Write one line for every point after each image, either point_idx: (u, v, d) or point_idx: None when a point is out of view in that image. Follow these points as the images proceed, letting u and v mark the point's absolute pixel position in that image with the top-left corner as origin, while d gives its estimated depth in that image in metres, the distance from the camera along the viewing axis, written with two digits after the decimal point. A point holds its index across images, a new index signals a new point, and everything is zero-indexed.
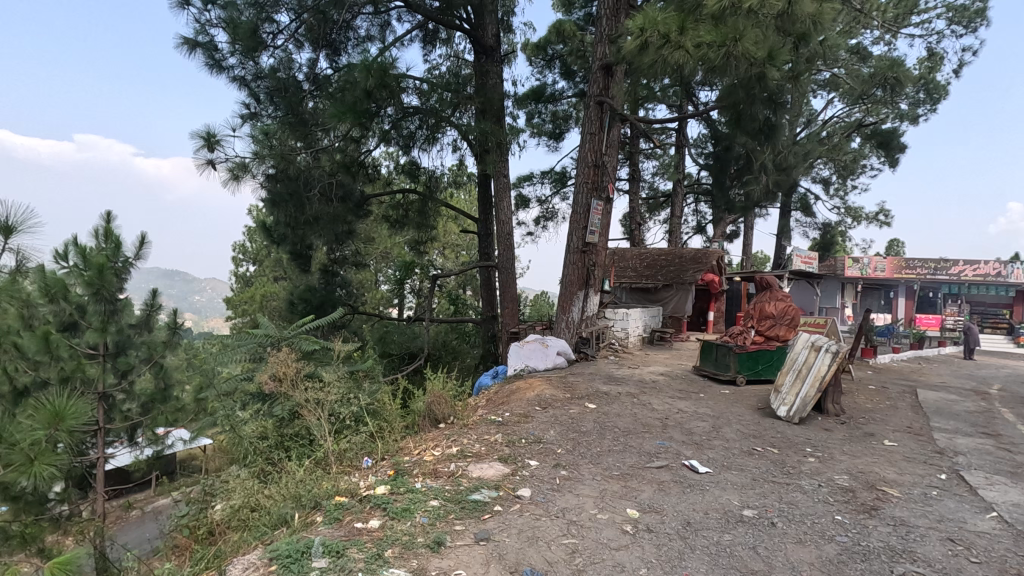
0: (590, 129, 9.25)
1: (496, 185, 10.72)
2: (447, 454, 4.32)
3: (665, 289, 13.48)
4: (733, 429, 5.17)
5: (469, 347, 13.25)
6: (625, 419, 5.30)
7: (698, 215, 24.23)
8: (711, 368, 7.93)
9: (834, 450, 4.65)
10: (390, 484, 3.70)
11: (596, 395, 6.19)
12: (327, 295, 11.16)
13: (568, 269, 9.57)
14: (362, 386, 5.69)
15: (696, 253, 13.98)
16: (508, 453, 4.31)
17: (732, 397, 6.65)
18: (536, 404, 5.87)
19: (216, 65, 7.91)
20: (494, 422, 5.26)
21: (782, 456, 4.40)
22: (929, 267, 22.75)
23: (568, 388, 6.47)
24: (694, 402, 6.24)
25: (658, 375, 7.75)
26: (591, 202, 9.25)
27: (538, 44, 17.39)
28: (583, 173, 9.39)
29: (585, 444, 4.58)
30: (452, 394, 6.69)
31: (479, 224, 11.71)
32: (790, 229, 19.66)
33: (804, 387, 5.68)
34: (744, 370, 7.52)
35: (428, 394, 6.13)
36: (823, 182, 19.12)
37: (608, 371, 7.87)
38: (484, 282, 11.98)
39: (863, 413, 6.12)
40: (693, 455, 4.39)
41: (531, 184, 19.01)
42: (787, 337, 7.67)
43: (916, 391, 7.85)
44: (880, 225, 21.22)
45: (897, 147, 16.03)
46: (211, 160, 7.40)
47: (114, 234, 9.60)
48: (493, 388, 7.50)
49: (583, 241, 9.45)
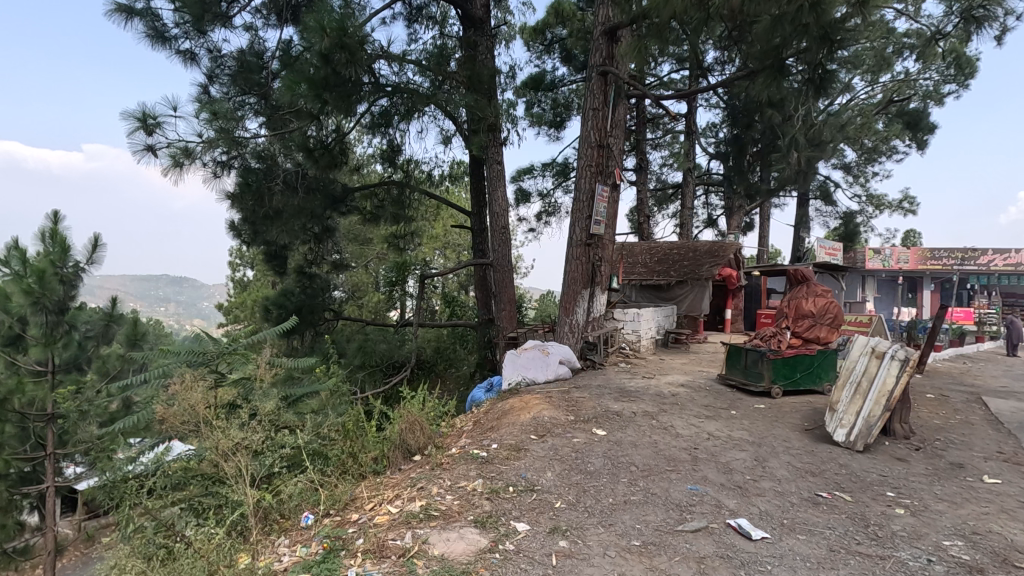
0: (593, 104, 8.12)
1: (489, 172, 9.62)
2: (406, 513, 3.22)
3: (679, 286, 12.31)
4: (783, 463, 4.04)
5: (465, 353, 12.15)
6: (642, 451, 4.17)
7: (708, 207, 23.09)
8: (739, 377, 6.74)
9: (925, 495, 3.49)
10: (312, 569, 2.61)
11: (605, 416, 5.06)
12: (303, 299, 10.12)
13: (570, 265, 8.45)
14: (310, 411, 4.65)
15: (711, 246, 12.81)
16: (489, 511, 3.20)
17: (770, 415, 5.50)
18: (532, 430, 4.74)
19: (159, 37, 6.81)
20: (476, 458, 4.15)
21: (860, 508, 3.27)
22: (956, 257, 21.39)
23: (572, 408, 5.35)
24: (726, 423, 5.09)
25: (678, 387, 6.61)
26: (595, 188, 8.12)
27: (536, 27, 16.31)
28: (586, 155, 8.23)
29: (593, 493, 3.46)
30: (430, 413, 5.60)
31: (472, 219, 10.59)
32: (809, 220, 18.42)
33: (866, 405, 4.52)
34: (779, 380, 6.36)
35: (402, 419, 5.04)
36: (844, 167, 17.83)
37: (619, 383, 6.73)
38: (479, 282, 10.87)
39: (936, 434, 4.96)
40: (739, 507, 3.27)
41: (532, 177, 17.94)
42: (828, 338, 6.54)
43: (984, 399, 6.65)
44: (904, 214, 19.95)
45: (926, 128, 14.59)
46: (149, 145, 6.38)
47: (61, 235, 8.56)
48: (484, 405, 6.38)
49: (587, 233, 8.33)
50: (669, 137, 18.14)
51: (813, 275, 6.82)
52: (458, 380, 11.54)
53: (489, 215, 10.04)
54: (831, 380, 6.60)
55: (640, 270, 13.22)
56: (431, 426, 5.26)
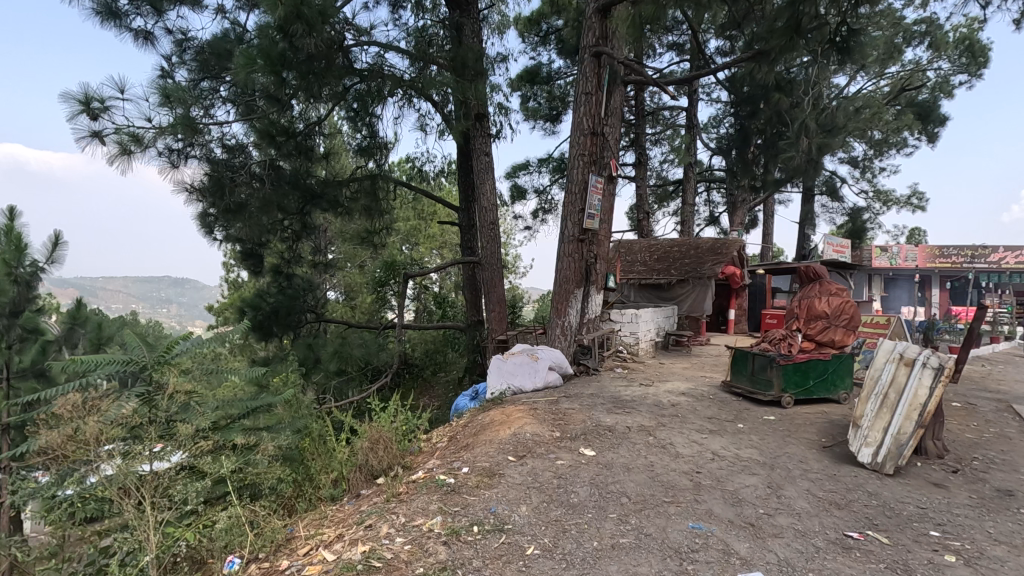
0: (586, 88, 7.50)
1: (477, 164, 9.04)
2: (343, 563, 2.61)
3: (680, 285, 11.69)
4: (803, 492, 3.42)
5: (455, 356, 11.56)
6: (637, 478, 3.57)
7: (710, 204, 22.52)
8: (745, 385, 6.12)
9: (978, 536, 2.88)
10: None
11: (595, 433, 4.46)
12: (282, 300, 9.58)
13: (563, 262, 7.82)
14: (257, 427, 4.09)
15: (713, 243, 12.20)
16: (443, 560, 2.59)
17: (782, 429, 4.89)
18: (510, 450, 4.13)
19: (111, 13, 6.23)
20: (440, 485, 3.56)
21: (902, 555, 2.66)
22: (966, 255, 20.78)
23: (558, 422, 4.73)
24: (733, 440, 4.48)
25: (679, 397, 5.99)
26: (588, 178, 7.53)
27: (531, 18, 15.74)
28: (579, 143, 7.62)
29: (575, 534, 2.86)
30: (398, 429, 4.97)
31: (460, 214, 9.91)
32: (815, 216, 17.79)
33: (894, 421, 3.93)
34: (790, 388, 5.75)
35: (366, 436, 4.55)
36: (851, 161, 17.21)
37: (614, 392, 6.12)
38: (468, 281, 10.26)
39: (974, 452, 4.34)
40: (751, 554, 2.66)
41: (528, 173, 17.36)
42: (844, 342, 5.94)
43: (1017, 409, 6.01)
44: (913, 210, 19.34)
45: (936, 120, 13.95)
46: (95, 131, 5.78)
47: (16, 232, 7.96)
48: (465, 417, 5.79)
49: (581, 227, 7.71)
50: (670, 131, 17.50)
51: (827, 273, 6.28)
52: (447, 385, 10.93)
53: (477, 210, 9.44)
54: (847, 387, 5.99)
55: (639, 269, 12.61)
56: (399, 443, 4.74)
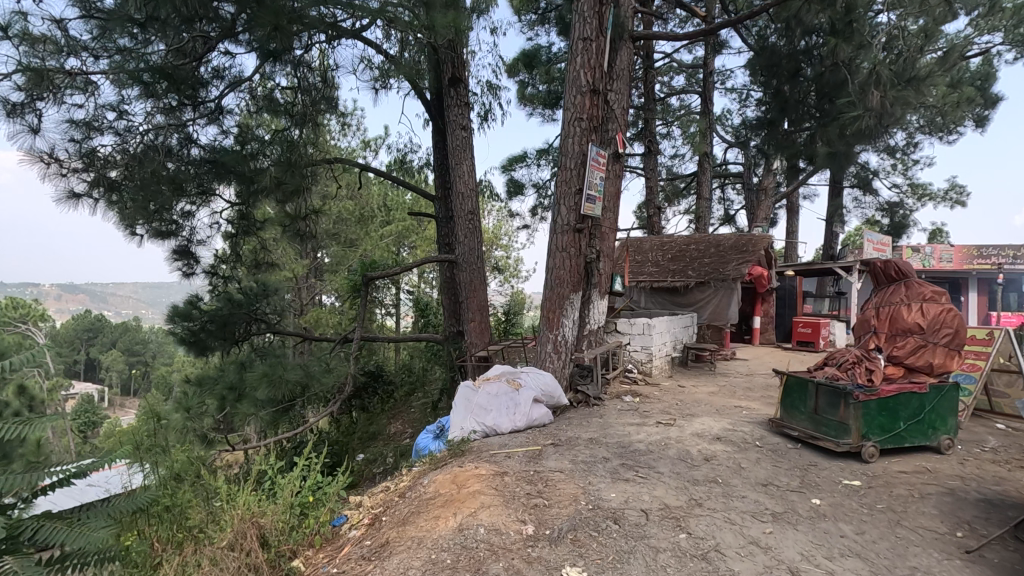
0: (585, 32, 5.78)
1: (453, 141, 7.39)
2: None
3: (699, 289, 9.96)
4: None
5: (436, 374, 9.93)
6: None
7: (726, 202, 20.81)
8: (806, 427, 4.38)
9: None
10: None
11: (593, 527, 2.75)
12: (229, 312, 8.05)
13: (555, 260, 6.05)
14: (44, 517, 2.69)
15: (736, 240, 10.50)
16: None
17: (885, 510, 3.16)
18: (444, 570, 2.42)
19: None
20: None
21: None
22: (1008, 255, 18.91)
23: (535, 503, 3.02)
24: (820, 539, 2.75)
25: (714, 445, 4.26)
26: (588, 149, 5.81)
27: None
28: (573, 104, 5.88)
29: None
30: (286, 498, 3.26)
31: (435, 203, 8.15)
32: (845, 212, 15.99)
33: None
34: (873, 434, 4.04)
35: (229, 530, 2.90)
36: (887, 150, 15.43)
37: (625, 438, 4.39)
38: (447, 284, 8.50)
39: None
40: None
41: (525, 166, 15.74)
42: (945, 368, 4.22)
43: None
44: (952, 205, 17.48)
45: (991, 98, 12.07)
46: None
47: None
48: (413, 475, 4.07)
49: (578, 214, 5.98)
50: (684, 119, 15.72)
51: (913, 271, 4.59)
52: (423, 406, 9.29)
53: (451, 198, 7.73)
54: (951, 430, 4.26)
55: (650, 269, 10.85)
56: (283, 537, 3.04)
